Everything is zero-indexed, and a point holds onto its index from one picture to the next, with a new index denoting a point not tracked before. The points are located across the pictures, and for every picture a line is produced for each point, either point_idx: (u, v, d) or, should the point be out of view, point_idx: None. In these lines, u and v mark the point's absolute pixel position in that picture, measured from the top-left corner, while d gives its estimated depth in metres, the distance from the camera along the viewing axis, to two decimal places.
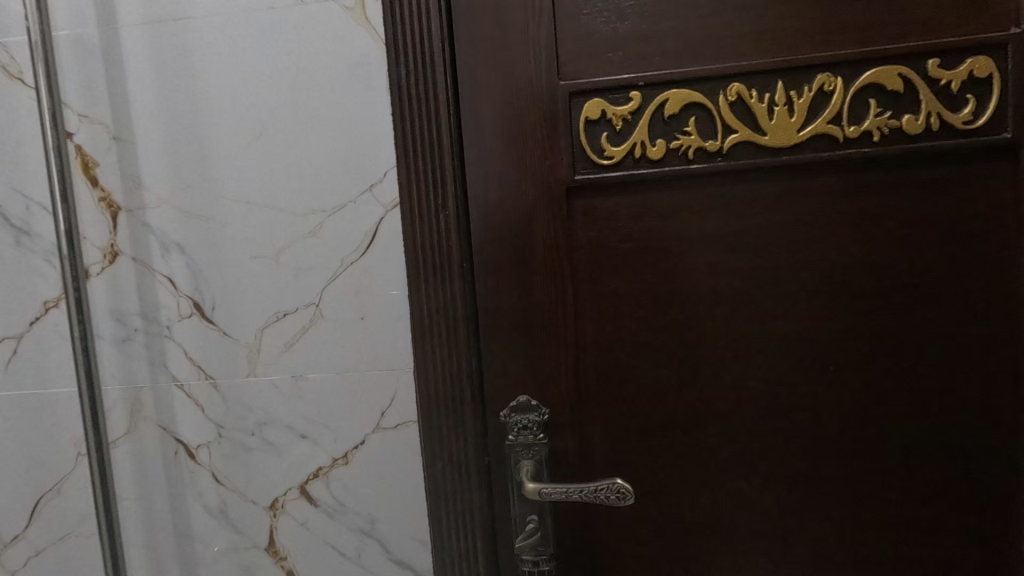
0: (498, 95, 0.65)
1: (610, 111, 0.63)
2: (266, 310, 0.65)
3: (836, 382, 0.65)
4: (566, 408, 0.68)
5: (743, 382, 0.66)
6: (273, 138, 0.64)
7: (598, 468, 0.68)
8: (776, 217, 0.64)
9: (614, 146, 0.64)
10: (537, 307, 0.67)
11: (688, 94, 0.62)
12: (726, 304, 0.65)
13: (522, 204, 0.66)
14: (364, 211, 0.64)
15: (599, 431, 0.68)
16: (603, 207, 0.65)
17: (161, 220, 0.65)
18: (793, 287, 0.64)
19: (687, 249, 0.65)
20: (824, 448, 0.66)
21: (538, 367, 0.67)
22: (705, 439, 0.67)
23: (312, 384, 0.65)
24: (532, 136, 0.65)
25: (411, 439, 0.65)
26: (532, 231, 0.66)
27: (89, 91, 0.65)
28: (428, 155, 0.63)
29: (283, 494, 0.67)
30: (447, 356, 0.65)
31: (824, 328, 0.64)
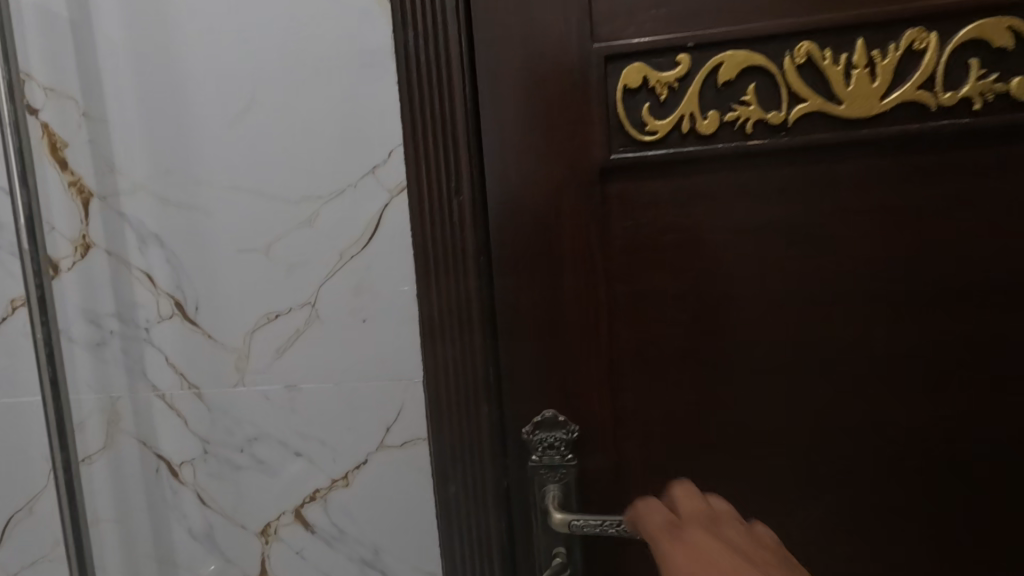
0: (520, 61, 0.56)
1: (652, 78, 0.54)
2: (256, 310, 0.57)
3: (916, 396, 0.55)
4: (597, 423, 0.59)
5: (806, 397, 0.56)
6: (262, 114, 0.56)
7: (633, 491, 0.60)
8: (848, 202, 0.54)
9: (657, 120, 0.54)
10: (565, 309, 0.58)
11: (747, 55, 0.52)
12: (786, 304, 0.56)
13: (548, 190, 0.57)
14: (366, 196, 0.55)
15: (635, 450, 0.59)
16: (643, 192, 0.56)
17: (136, 208, 0.57)
18: (867, 285, 0.55)
19: (741, 241, 0.56)
20: (899, 472, 0.56)
21: (565, 377, 0.59)
22: (760, 461, 0.58)
23: (308, 395, 0.57)
24: (561, 109, 0.56)
25: (420, 458, 0.57)
26: (559, 220, 0.57)
27: (54, 61, 0.57)
28: (440, 131, 0.55)
29: (275, 518, 0.59)
30: (461, 364, 0.56)
31: (903, 333, 0.55)
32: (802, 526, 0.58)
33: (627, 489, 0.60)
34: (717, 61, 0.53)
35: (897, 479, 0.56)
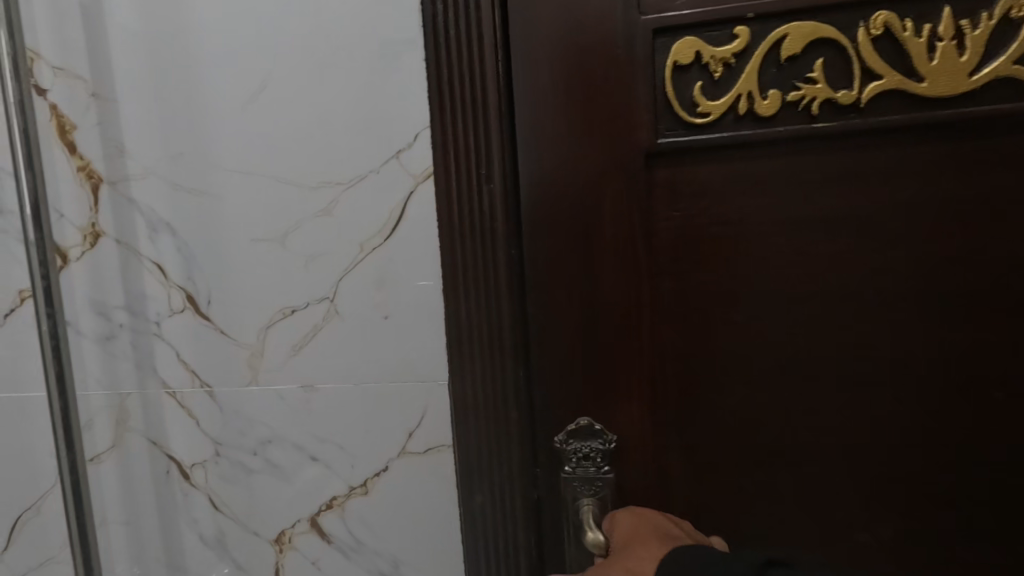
0: (557, 36, 0.51)
1: (707, 54, 0.50)
2: (270, 305, 0.54)
3: (982, 399, 0.52)
4: (635, 430, 0.55)
5: (864, 400, 0.53)
6: (279, 93, 0.52)
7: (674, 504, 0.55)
8: (909, 192, 0.51)
9: (711, 100, 0.50)
10: (602, 306, 0.54)
11: (815, 27, 0.49)
12: (842, 301, 0.52)
13: (587, 177, 0.53)
14: (389, 183, 0.51)
15: (677, 460, 0.55)
16: (690, 181, 0.52)
17: (147, 194, 0.54)
18: (928, 282, 0.51)
19: (795, 234, 0.52)
20: (957, 479, 0.53)
21: (601, 381, 0.54)
22: (809, 469, 0.54)
23: (325, 396, 0.54)
24: (602, 89, 0.51)
25: (443, 467, 0.53)
26: (598, 211, 0.53)
27: (63, 37, 0.53)
28: (470, 112, 0.50)
29: (290, 526, 0.56)
30: (489, 366, 0.52)
31: (963, 332, 0.52)
32: (857, 537, 0.54)
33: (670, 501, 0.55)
34: (780, 35, 0.49)
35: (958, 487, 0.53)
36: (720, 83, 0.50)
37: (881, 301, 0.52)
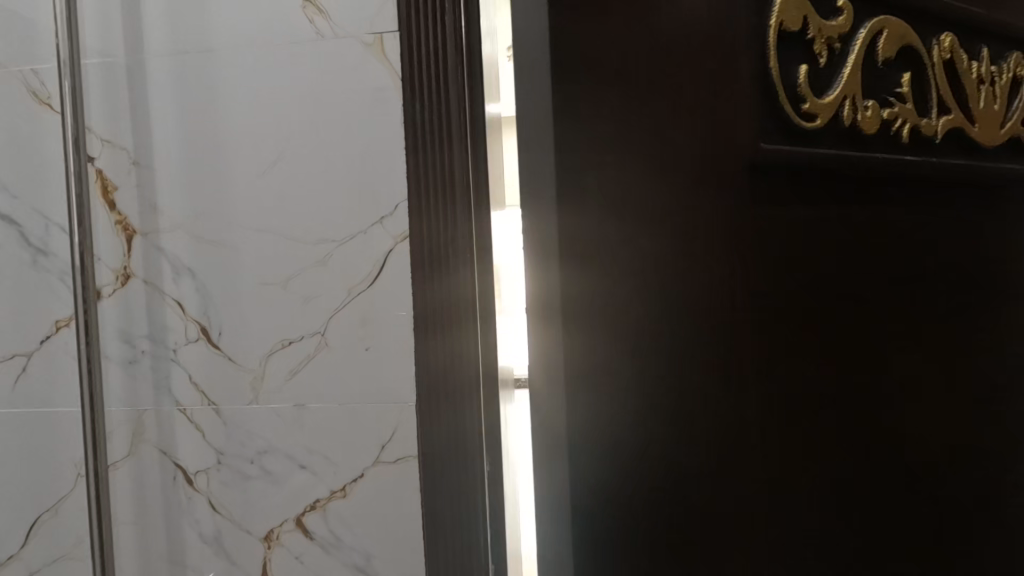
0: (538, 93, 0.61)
1: (821, 41, 0.61)
2: (272, 337, 0.65)
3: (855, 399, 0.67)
4: (666, 415, 0.63)
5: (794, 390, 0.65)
6: (289, 167, 0.64)
7: (677, 492, 0.63)
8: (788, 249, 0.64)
9: (814, 87, 0.61)
10: (640, 302, 0.62)
11: (899, 35, 0.64)
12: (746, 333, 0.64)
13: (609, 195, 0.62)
14: (374, 241, 0.64)
15: (701, 441, 0.63)
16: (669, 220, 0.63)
17: (174, 244, 0.66)
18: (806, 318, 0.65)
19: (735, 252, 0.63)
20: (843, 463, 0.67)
21: (639, 374, 0.62)
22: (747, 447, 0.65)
23: (314, 412, 0.65)
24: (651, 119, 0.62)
25: (410, 474, 0.64)
26: (613, 226, 0.62)
27: (112, 117, 0.66)
28: (439, 182, 0.62)
29: (279, 525, 0.66)
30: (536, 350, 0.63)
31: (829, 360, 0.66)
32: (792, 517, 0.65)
33: (689, 480, 0.63)
34: (871, 43, 0.63)
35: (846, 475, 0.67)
36: (831, 79, 0.62)
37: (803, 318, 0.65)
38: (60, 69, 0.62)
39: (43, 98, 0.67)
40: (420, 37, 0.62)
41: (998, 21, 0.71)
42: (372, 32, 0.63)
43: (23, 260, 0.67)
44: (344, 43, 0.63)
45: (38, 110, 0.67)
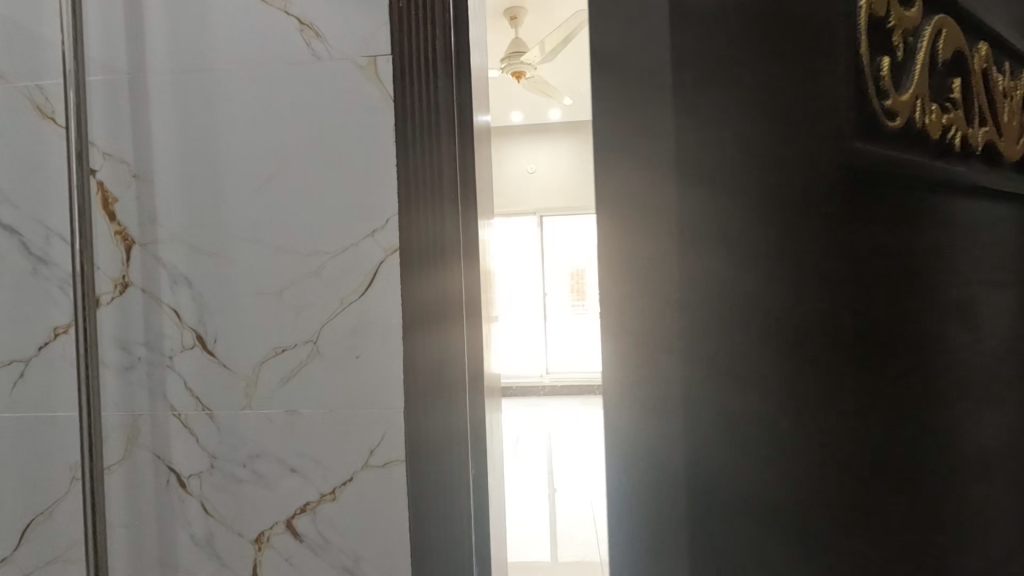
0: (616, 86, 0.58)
1: (896, 24, 0.57)
2: (266, 345, 0.68)
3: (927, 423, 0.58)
4: (745, 429, 0.56)
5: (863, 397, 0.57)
6: (284, 181, 0.67)
7: (732, 512, 0.57)
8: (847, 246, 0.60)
9: (891, 83, 0.57)
10: (705, 298, 0.57)
11: (958, 39, 0.60)
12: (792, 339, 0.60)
13: (701, 196, 0.56)
14: (365, 253, 0.66)
15: (796, 474, 0.57)
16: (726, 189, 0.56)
17: (172, 254, 0.68)
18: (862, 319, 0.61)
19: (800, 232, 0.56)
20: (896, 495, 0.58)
21: (721, 387, 0.56)
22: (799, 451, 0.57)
23: (305, 418, 0.67)
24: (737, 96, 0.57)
25: (398, 478, 0.66)
26: (694, 233, 0.56)
27: (115, 132, 0.69)
28: (429, 197, 0.65)
29: (269, 527, 0.68)
30: (615, 369, 0.58)
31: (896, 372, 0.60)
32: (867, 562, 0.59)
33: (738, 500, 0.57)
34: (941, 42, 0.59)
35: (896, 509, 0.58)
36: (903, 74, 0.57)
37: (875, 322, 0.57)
38: (65, 83, 0.65)
39: (46, 113, 0.69)
40: (412, 62, 0.65)
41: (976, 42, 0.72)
42: (367, 56, 0.66)
43: (24, 269, 0.70)
44: (338, 64, 0.66)
45: (41, 124, 0.69)
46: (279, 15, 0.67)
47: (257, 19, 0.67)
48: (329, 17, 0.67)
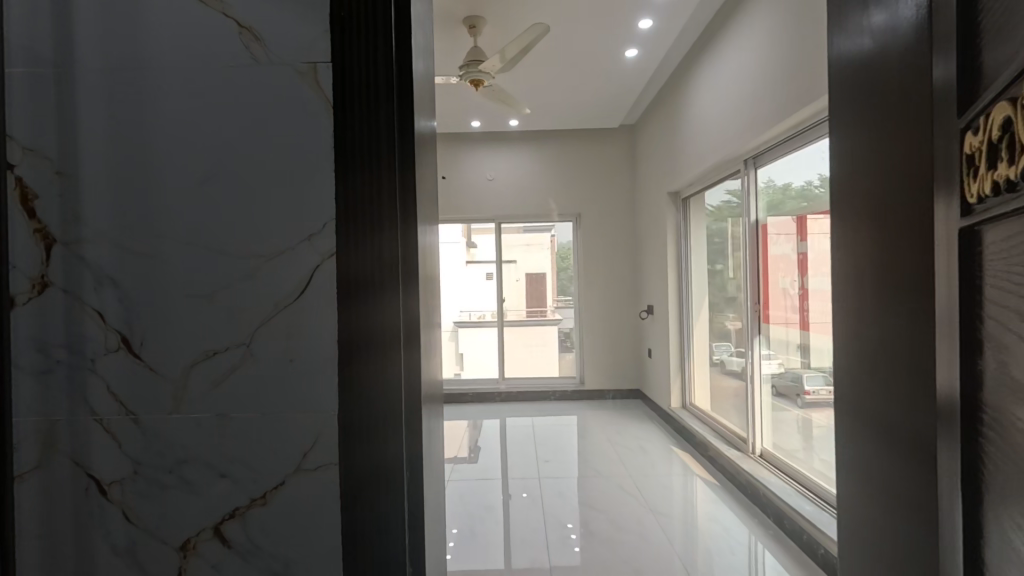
0: (874, 66, 0.89)
1: None
2: (195, 348, 0.67)
3: (924, 310, 0.75)
4: (890, 288, 0.85)
5: (905, 263, 0.80)
6: (219, 183, 0.67)
7: (885, 332, 0.87)
8: (899, 167, 0.82)
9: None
10: (886, 194, 0.86)
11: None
12: (886, 229, 0.86)
13: (882, 153, 0.87)
14: (301, 257, 0.67)
15: (894, 309, 0.83)
16: (895, 126, 0.83)
17: (97, 254, 0.66)
18: (902, 221, 0.81)
19: (906, 146, 0.80)
20: (906, 346, 0.81)
21: (884, 254, 0.86)
22: (896, 305, 0.83)
23: (235, 421, 0.67)
24: (904, 159, 0.81)
25: (330, 481, 0.66)
26: (887, 153, 0.86)
27: (38, 126, 0.66)
28: (367, 205, 0.67)
29: (195, 534, 0.67)
30: (875, 236, 0.89)
31: (910, 264, 0.79)
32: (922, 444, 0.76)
33: (886, 328, 0.86)
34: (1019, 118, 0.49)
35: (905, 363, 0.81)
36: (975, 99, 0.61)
37: (910, 213, 0.79)
38: None
39: None
40: (355, 68, 0.67)
41: (902, 77, 0.81)
42: (307, 61, 0.67)
43: None
44: (278, 69, 0.67)
45: None
46: (218, 16, 0.67)
47: (195, 19, 0.67)
48: (269, 22, 0.67)
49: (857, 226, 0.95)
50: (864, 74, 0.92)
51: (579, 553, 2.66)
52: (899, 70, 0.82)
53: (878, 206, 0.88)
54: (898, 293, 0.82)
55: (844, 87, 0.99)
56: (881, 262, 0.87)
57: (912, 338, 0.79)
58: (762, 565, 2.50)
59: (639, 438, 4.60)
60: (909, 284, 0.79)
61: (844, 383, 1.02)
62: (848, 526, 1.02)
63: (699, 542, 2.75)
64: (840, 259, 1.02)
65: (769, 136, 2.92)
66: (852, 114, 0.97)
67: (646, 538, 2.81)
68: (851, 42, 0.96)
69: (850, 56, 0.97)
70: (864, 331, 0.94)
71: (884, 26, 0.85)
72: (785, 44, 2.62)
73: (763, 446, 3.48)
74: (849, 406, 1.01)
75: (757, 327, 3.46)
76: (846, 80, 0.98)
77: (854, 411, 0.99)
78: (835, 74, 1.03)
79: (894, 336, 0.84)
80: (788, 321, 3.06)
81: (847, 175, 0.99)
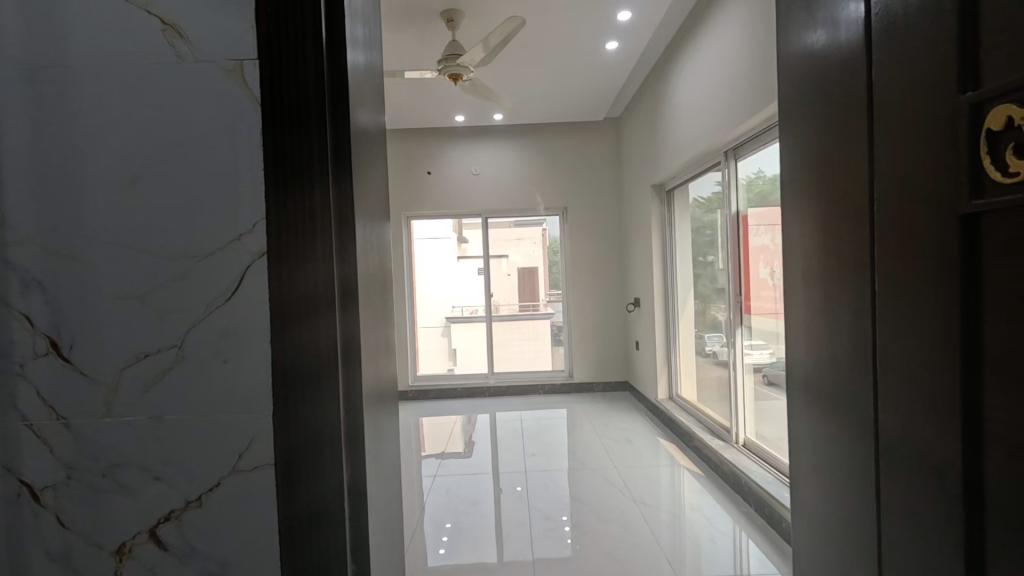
0: (820, 58, 0.89)
1: None
2: (126, 351, 0.66)
3: (873, 301, 0.77)
4: (836, 278, 0.86)
5: (854, 255, 0.81)
6: (147, 184, 0.66)
7: (831, 321, 0.88)
8: (843, 160, 0.83)
9: None
10: (830, 186, 0.87)
11: None
12: (831, 220, 0.87)
13: (826, 145, 0.88)
14: (232, 257, 0.66)
15: (842, 299, 0.85)
16: (840, 117, 0.84)
17: (24, 257, 0.65)
18: (847, 212, 0.82)
19: (851, 138, 0.81)
20: (855, 335, 0.82)
21: (830, 245, 0.88)
22: (843, 295, 0.85)
23: (169, 424, 0.66)
24: (849, 151, 0.82)
25: (267, 481, 0.66)
26: (831, 145, 0.87)
27: None
28: (302, 203, 0.66)
29: (131, 538, 0.66)
30: (821, 228, 0.91)
31: (858, 255, 0.80)
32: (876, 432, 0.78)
33: (834, 317, 0.88)
34: None
35: (855, 353, 0.82)
36: (972, 80, 0.60)
37: (855, 205, 0.80)
38: None
39: None
40: (286, 66, 0.66)
41: (848, 70, 0.81)
42: (232, 58, 0.66)
43: None
44: (205, 67, 0.66)
45: None
46: (141, 14, 0.66)
47: (118, 17, 0.66)
48: (194, 19, 0.66)
49: (807, 219, 0.96)
50: (811, 66, 0.93)
51: (566, 544, 2.69)
52: (843, 62, 0.82)
53: (824, 198, 0.89)
54: (846, 285, 0.83)
55: (793, 80, 1.00)
56: (830, 256, 0.88)
57: (861, 328, 0.80)
58: (746, 553, 2.54)
59: (626, 430, 4.65)
60: (859, 276, 0.80)
61: (797, 372, 1.04)
62: (801, 512, 1.04)
63: (684, 532, 2.79)
64: (790, 250, 1.03)
65: (748, 127, 2.93)
66: (800, 106, 0.98)
67: (630, 528, 2.84)
68: (799, 34, 0.96)
69: (797, 49, 0.98)
70: (813, 320, 0.95)
71: (829, 18, 0.86)
72: (763, 35, 2.63)
73: (745, 434, 3.53)
74: (801, 395, 1.02)
75: (740, 318, 3.49)
76: (795, 73, 0.99)
77: (806, 400, 1.00)
78: (784, 66, 1.04)
79: (844, 327, 0.85)
80: (771, 312, 3.09)
81: (796, 170, 0.99)
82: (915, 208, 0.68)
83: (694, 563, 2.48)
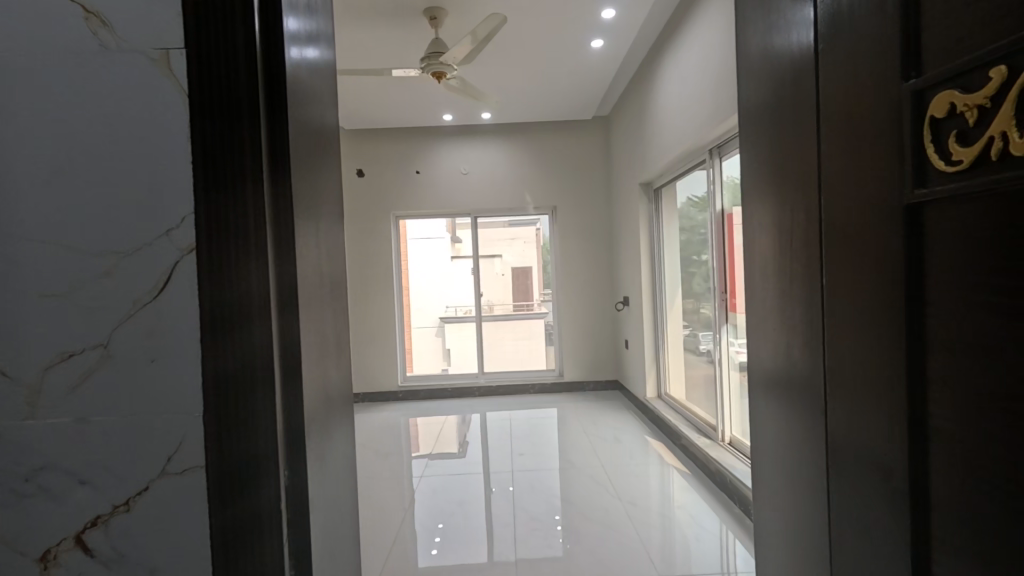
0: (776, 50, 0.88)
1: None
2: (50, 350, 0.64)
3: (824, 296, 0.76)
4: (791, 273, 0.85)
5: (807, 249, 0.80)
6: (69, 178, 0.63)
7: (789, 317, 0.87)
8: (797, 153, 0.82)
9: None
10: (786, 180, 0.86)
11: None
12: (787, 215, 0.86)
13: (782, 139, 0.87)
14: (160, 253, 0.64)
15: (797, 294, 0.84)
16: (794, 109, 0.83)
17: None
18: (801, 206, 0.81)
19: (804, 131, 0.80)
20: (808, 331, 0.81)
21: (786, 240, 0.87)
22: (798, 290, 0.83)
23: (95, 426, 0.64)
24: (802, 144, 0.80)
25: (197, 484, 0.64)
26: (786, 138, 0.86)
27: None
28: (231, 196, 0.64)
29: (56, 544, 0.64)
30: (778, 222, 0.89)
31: (811, 250, 0.79)
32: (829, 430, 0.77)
33: (790, 313, 0.87)
34: None
35: (809, 349, 0.81)
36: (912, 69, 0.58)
37: (807, 198, 0.79)
38: None
39: None
40: (215, 54, 0.64)
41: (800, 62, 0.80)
42: (158, 47, 0.64)
43: None
44: (130, 56, 0.64)
45: None
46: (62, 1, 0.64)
47: (39, 4, 0.63)
48: (119, 7, 0.64)
49: (766, 214, 0.95)
50: (768, 59, 0.91)
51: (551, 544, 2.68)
52: (797, 54, 0.81)
53: (781, 192, 0.88)
54: (801, 281, 0.82)
55: (752, 72, 0.99)
56: (786, 250, 0.87)
57: (814, 324, 0.79)
58: (731, 551, 2.55)
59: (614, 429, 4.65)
60: (812, 270, 0.79)
61: (758, 369, 1.03)
62: (764, 511, 1.03)
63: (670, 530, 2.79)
64: (752, 246, 1.02)
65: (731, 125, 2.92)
66: (759, 100, 0.96)
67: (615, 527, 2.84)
68: (758, 26, 0.95)
69: (756, 42, 0.96)
70: (772, 317, 0.94)
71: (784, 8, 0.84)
72: None
73: (731, 432, 3.53)
74: (763, 393, 1.01)
75: (725, 317, 3.49)
76: (754, 66, 0.98)
77: (767, 397, 0.99)
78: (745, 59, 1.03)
79: (799, 323, 0.84)
80: None
81: (756, 164, 0.98)
82: (861, 199, 0.67)
83: (679, 561, 2.48)
